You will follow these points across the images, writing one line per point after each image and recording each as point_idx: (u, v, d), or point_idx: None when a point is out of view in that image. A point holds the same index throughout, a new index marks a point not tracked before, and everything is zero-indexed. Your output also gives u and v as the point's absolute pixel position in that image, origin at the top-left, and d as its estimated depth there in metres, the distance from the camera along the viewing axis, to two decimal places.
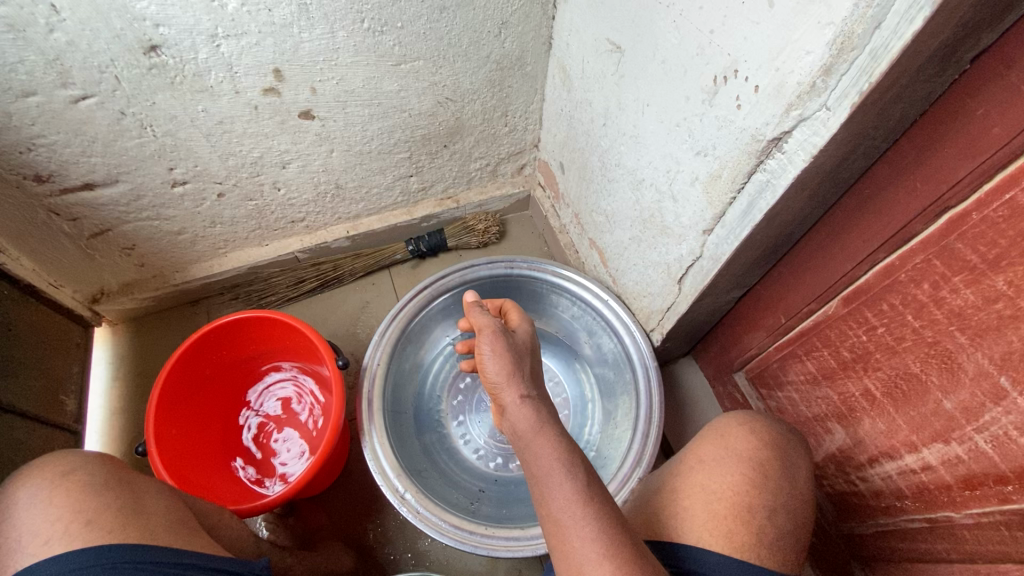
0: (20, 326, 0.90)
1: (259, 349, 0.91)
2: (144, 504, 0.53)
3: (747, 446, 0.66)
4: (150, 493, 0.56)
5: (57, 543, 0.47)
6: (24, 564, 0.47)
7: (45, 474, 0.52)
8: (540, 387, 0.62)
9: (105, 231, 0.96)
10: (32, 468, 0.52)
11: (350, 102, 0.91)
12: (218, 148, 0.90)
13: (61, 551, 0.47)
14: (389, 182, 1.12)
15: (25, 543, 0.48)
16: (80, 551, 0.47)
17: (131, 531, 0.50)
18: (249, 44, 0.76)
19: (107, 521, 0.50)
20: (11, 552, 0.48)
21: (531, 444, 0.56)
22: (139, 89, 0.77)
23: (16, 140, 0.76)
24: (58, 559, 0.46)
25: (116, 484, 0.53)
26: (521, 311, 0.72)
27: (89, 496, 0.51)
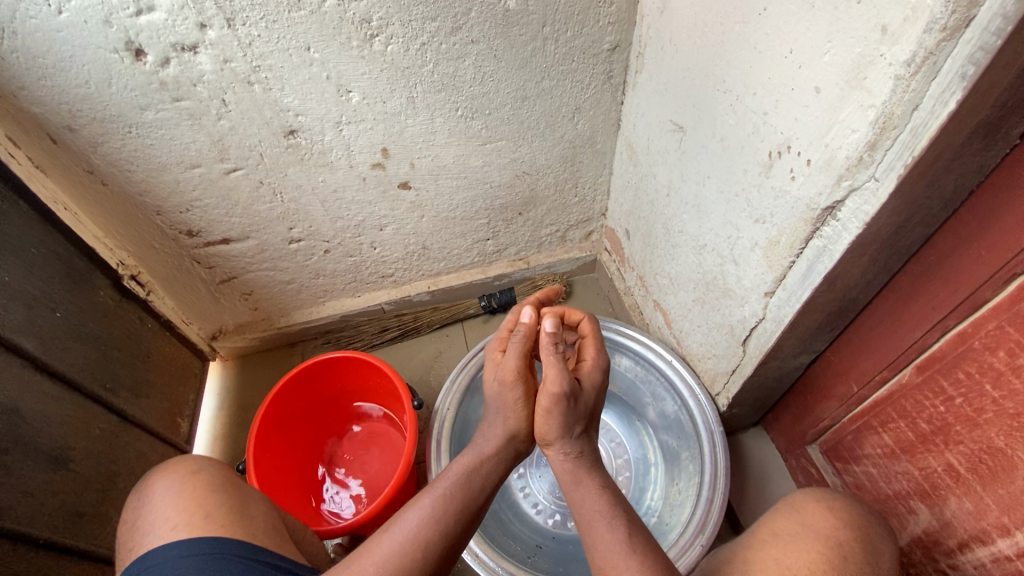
0: (155, 354, 1.07)
1: (348, 388, 1.02)
2: (248, 510, 0.62)
3: (827, 525, 0.62)
4: (253, 501, 0.64)
5: (182, 529, 0.56)
6: (153, 544, 0.55)
7: (178, 475, 0.63)
8: (584, 445, 0.70)
9: (232, 278, 1.13)
10: (170, 469, 0.64)
11: (441, 175, 1.05)
12: (330, 212, 1.06)
13: (186, 536, 0.55)
14: (468, 244, 1.23)
15: (156, 527, 0.57)
16: (199, 538, 0.55)
17: (238, 528, 0.58)
18: (364, 128, 0.93)
19: (221, 518, 0.58)
20: (144, 534, 0.57)
21: (576, 493, 0.66)
22: (276, 163, 0.94)
23: (180, 202, 0.95)
24: (181, 542, 0.55)
25: (230, 491, 0.63)
26: (596, 349, 0.76)
27: (210, 495, 0.60)
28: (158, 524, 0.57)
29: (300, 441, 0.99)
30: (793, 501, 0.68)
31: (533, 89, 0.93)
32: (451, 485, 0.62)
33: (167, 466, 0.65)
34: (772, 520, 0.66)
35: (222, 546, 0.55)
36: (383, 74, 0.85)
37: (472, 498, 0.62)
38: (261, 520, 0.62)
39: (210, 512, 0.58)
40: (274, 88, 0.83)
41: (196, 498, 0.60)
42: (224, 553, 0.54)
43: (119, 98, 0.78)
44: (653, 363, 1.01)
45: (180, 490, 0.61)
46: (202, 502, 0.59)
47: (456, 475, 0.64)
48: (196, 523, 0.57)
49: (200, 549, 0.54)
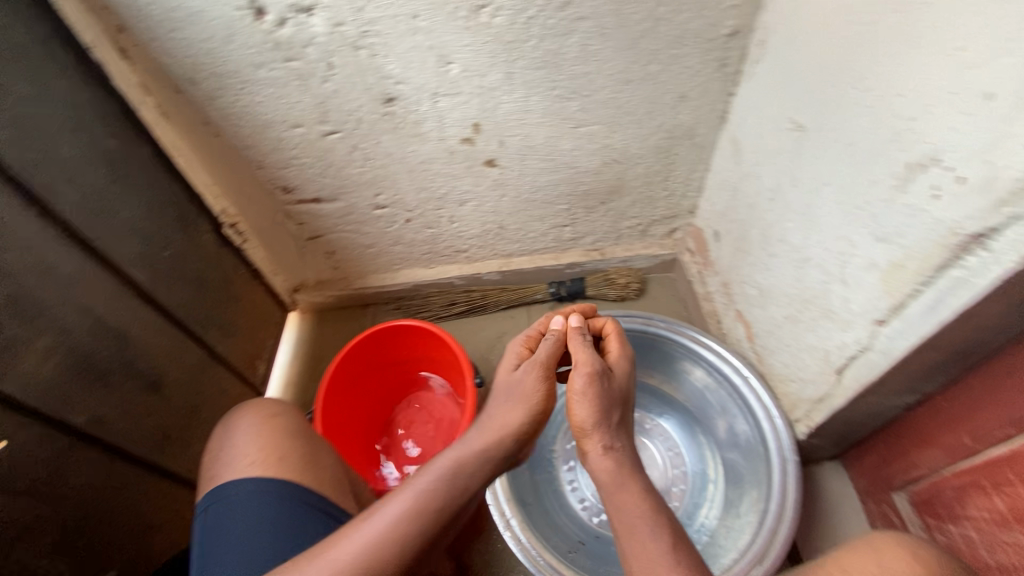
0: (244, 299, 1.14)
1: (414, 356, 1.04)
2: (316, 458, 0.64)
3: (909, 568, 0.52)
4: (321, 450, 0.67)
5: (256, 467, 0.59)
6: (229, 476, 0.59)
7: (255, 413, 0.66)
8: (620, 437, 0.70)
9: (317, 237, 1.18)
10: (247, 407, 0.67)
11: (528, 155, 1.03)
12: (415, 182, 1.07)
13: (258, 475, 0.58)
14: (545, 229, 1.21)
15: (233, 461, 0.60)
16: (270, 479, 0.58)
17: (309, 472, 0.61)
18: (460, 102, 0.92)
19: (291, 462, 0.61)
20: (222, 465, 0.60)
21: (616, 494, 0.64)
22: (370, 129, 0.96)
23: (279, 159, 1.00)
24: (254, 479, 0.58)
25: (301, 431, 0.66)
26: (620, 348, 0.79)
27: (283, 438, 0.63)
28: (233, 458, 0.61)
29: (365, 400, 1.03)
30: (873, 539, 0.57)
31: (637, 72, 0.88)
32: (430, 483, 0.58)
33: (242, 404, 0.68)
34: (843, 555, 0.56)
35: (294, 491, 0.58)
36: (485, 47, 0.83)
37: (455, 499, 0.59)
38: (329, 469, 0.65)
39: (282, 451, 0.61)
40: (379, 55, 0.83)
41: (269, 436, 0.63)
42: (297, 499, 0.57)
43: (237, 54, 0.82)
44: (727, 377, 0.95)
45: (254, 426, 0.64)
46: (272, 441, 0.62)
47: (436, 473, 0.60)
48: (269, 463, 0.60)
49: (274, 490, 0.57)
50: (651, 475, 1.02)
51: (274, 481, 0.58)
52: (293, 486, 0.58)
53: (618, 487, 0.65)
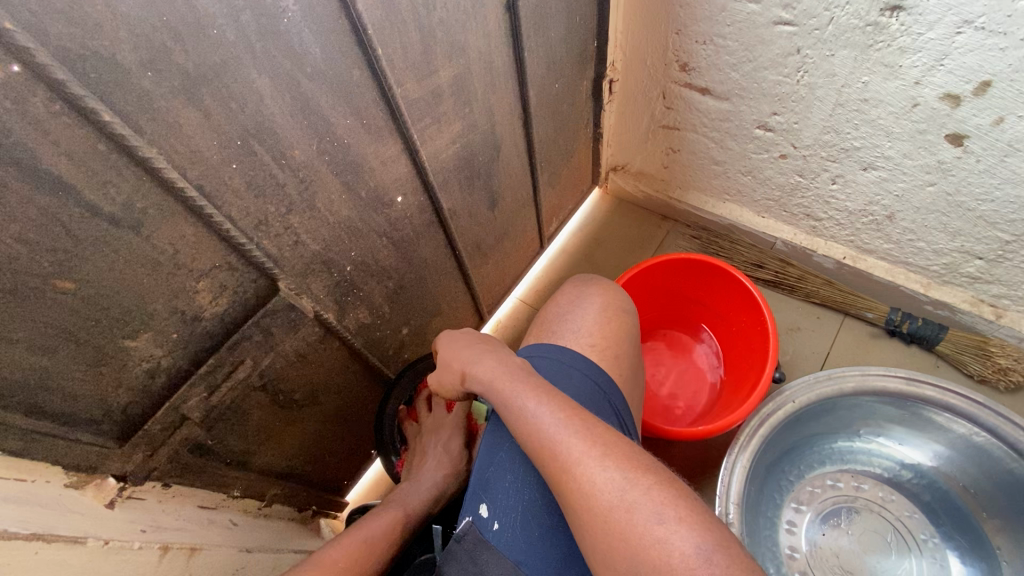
0: (576, 156, 1.13)
1: (710, 305, 0.96)
2: (631, 373, 0.62)
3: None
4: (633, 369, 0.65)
5: (591, 351, 0.59)
6: (565, 342, 0.60)
7: (598, 296, 0.67)
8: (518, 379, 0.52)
9: (674, 129, 1.07)
10: (596, 291, 0.67)
11: (1021, 154, 0.73)
12: (834, 120, 0.85)
13: (591, 360, 0.58)
14: (945, 248, 0.91)
15: (572, 332, 0.61)
16: (599, 370, 0.57)
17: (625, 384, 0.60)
18: (992, 46, 0.66)
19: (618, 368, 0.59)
20: (562, 329, 0.62)
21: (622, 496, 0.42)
22: (835, 37, 0.76)
23: (703, 31, 0.87)
24: (588, 361, 0.58)
25: (633, 343, 0.65)
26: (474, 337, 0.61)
27: (617, 341, 0.62)
28: (576, 330, 0.62)
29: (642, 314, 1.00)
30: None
31: None
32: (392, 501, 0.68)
33: (588, 283, 0.69)
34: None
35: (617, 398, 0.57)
36: None
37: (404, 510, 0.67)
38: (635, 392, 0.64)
39: (614, 353, 0.61)
40: None
41: (610, 331, 0.62)
42: (621, 415, 0.56)
43: None
44: None
45: (600, 312, 0.64)
46: (613, 338, 0.62)
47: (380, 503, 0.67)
48: (605, 358, 0.60)
49: (605, 386, 0.56)
50: None
51: (609, 378, 0.57)
52: (620, 398, 0.57)
53: (559, 473, 0.45)
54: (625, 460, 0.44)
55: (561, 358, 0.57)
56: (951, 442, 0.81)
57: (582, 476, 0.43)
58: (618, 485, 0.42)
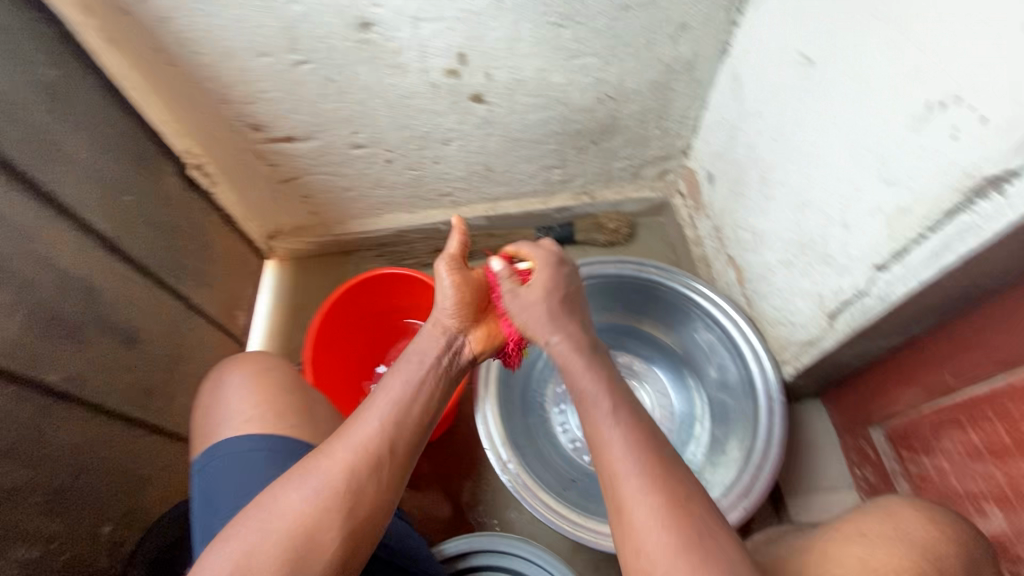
0: (215, 246, 1.08)
1: (400, 307, 1.01)
2: (315, 411, 0.63)
3: (925, 533, 0.50)
4: (320, 403, 0.65)
5: (255, 425, 0.57)
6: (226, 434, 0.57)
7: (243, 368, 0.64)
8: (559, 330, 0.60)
9: (292, 179, 1.11)
10: (236, 361, 0.64)
11: (518, 91, 0.97)
12: (395, 118, 1.00)
13: (257, 433, 0.57)
14: (534, 171, 1.17)
15: (229, 417, 0.58)
16: (269, 436, 0.56)
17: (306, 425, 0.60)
18: (443, 28, 0.84)
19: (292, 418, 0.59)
20: (219, 423, 0.58)
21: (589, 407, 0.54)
22: (346, 60, 0.88)
23: (245, 92, 0.91)
24: (253, 437, 0.56)
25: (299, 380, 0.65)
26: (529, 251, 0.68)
27: (278, 395, 0.61)
28: (230, 413, 0.58)
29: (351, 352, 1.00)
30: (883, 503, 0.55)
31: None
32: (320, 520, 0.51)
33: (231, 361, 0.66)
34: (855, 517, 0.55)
35: (299, 447, 0.57)
36: None
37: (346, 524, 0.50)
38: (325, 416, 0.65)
39: (280, 406, 0.60)
40: None
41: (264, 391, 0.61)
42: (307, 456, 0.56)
43: None
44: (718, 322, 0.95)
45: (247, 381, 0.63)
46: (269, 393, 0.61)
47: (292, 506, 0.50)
48: (269, 418, 0.58)
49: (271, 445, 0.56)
50: None
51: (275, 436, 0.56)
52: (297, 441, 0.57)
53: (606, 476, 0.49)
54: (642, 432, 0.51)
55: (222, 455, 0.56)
56: (608, 297, 1.07)
57: (597, 423, 0.52)
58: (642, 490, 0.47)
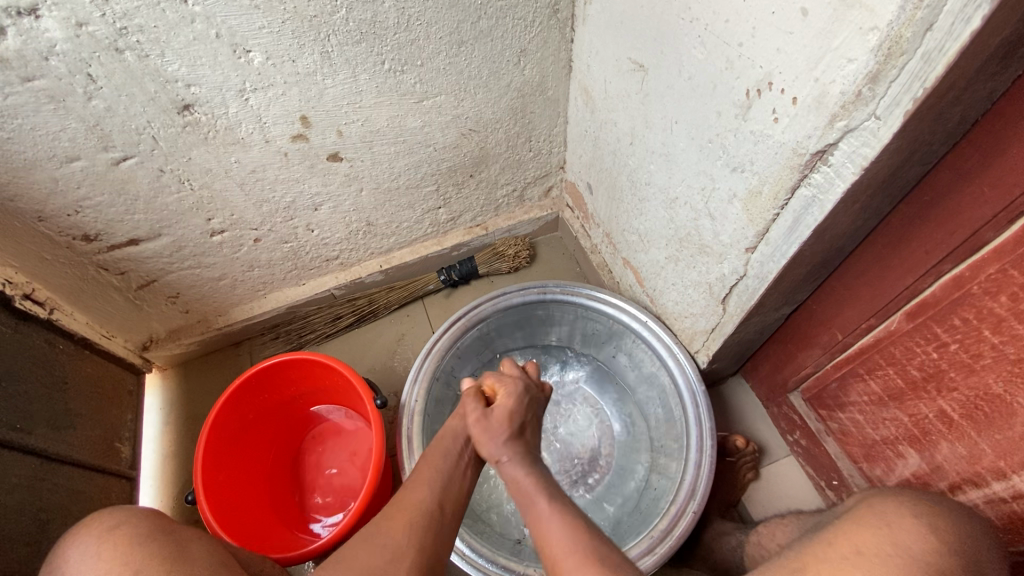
0: (75, 379, 0.94)
1: (302, 392, 0.90)
2: (189, 551, 0.54)
3: (925, 547, 0.49)
4: (195, 539, 0.56)
5: None
6: None
7: (99, 529, 0.53)
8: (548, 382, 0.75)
9: (151, 282, 0.99)
10: (81, 526, 0.54)
11: (376, 142, 0.93)
12: (251, 195, 0.92)
13: None
14: (418, 216, 1.12)
15: None
16: None
17: None
18: (276, 95, 0.79)
19: (155, 571, 0.50)
20: None
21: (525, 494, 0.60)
22: (175, 146, 0.80)
23: (64, 204, 0.80)
24: None
25: (164, 524, 0.56)
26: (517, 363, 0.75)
27: (136, 548, 0.52)
28: None
29: (255, 457, 0.88)
30: (878, 509, 0.55)
31: (469, 31, 0.81)
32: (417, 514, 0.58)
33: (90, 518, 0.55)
34: (850, 530, 0.54)
35: None
36: (286, 26, 0.71)
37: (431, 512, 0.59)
38: (216, 562, 0.54)
39: (143, 559, 0.51)
40: (151, 54, 0.68)
41: (135, 542, 0.52)
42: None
43: None
44: (630, 324, 0.95)
45: (107, 535, 0.52)
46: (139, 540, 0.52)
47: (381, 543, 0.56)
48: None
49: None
50: (580, 439, 1.03)
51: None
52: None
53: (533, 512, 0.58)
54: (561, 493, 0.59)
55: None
56: (520, 326, 1.04)
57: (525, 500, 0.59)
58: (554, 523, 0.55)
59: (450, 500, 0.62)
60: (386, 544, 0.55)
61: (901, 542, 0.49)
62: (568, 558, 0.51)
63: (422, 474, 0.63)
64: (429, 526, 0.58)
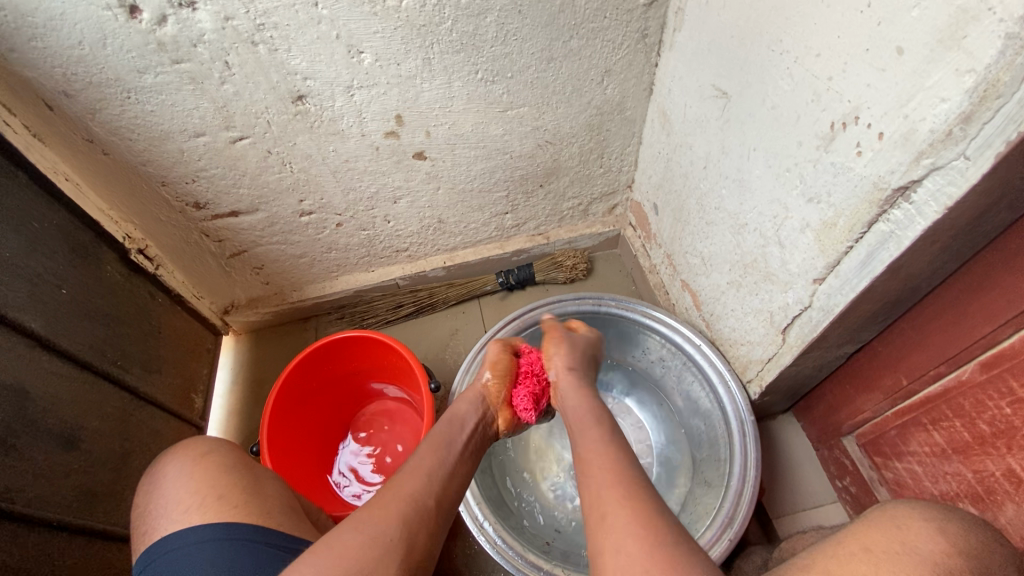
0: (167, 330, 1.05)
1: (363, 368, 0.97)
2: (262, 488, 0.60)
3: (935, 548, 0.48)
4: (268, 479, 0.62)
5: (194, 513, 0.54)
6: (167, 530, 0.54)
7: (188, 455, 0.60)
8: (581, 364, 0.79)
9: (242, 252, 1.09)
10: (176, 450, 0.61)
11: (458, 145, 0.99)
12: (341, 183, 1.00)
13: (196, 523, 0.53)
14: (486, 219, 1.18)
15: (169, 511, 0.55)
16: (211, 524, 0.53)
17: (254, 508, 0.56)
18: (377, 93, 0.86)
19: (234, 498, 0.56)
20: (158, 518, 0.55)
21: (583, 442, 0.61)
22: (284, 131, 0.89)
23: (184, 172, 0.91)
24: (194, 529, 0.52)
25: (242, 460, 0.62)
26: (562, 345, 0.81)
27: (220, 476, 0.58)
28: (169, 507, 0.55)
29: (313, 423, 0.94)
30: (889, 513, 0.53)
31: (560, 49, 0.86)
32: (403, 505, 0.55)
33: (181, 445, 0.63)
34: (860, 530, 0.53)
35: (246, 528, 0.53)
36: (397, 33, 0.78)
37: (418, 506, 0.56)
38: (278, 504, 0.59)
39: (224, 487, 0.57)
40: (280, 49, 0.77)
41: (213, 469, 0.59)
42: (261, 547, 0.52)
43: (114, 60, 0.73)
44: (684, 344, 0.95)
45: (193, 460, 0.60)
46: (219, 469, 0.59)
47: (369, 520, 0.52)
48: (213, 501, 0.55)
49: (208, 533, 0.52)
50: None
51: (217, 523, 0.53)
52: (247, 530, 0.53)
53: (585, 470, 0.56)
54: (611, 451, 0.58)
55: (155, 557, 0.52)
56: None
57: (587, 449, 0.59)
58: (609, 479, 0.53)
59: (442, 490, 0.59)
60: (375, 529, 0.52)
61: (912, 541, 0.49)
62: (628, 514, 0.49)
63: (418, 464, 0.62)
64: (418, 518, 0.55)
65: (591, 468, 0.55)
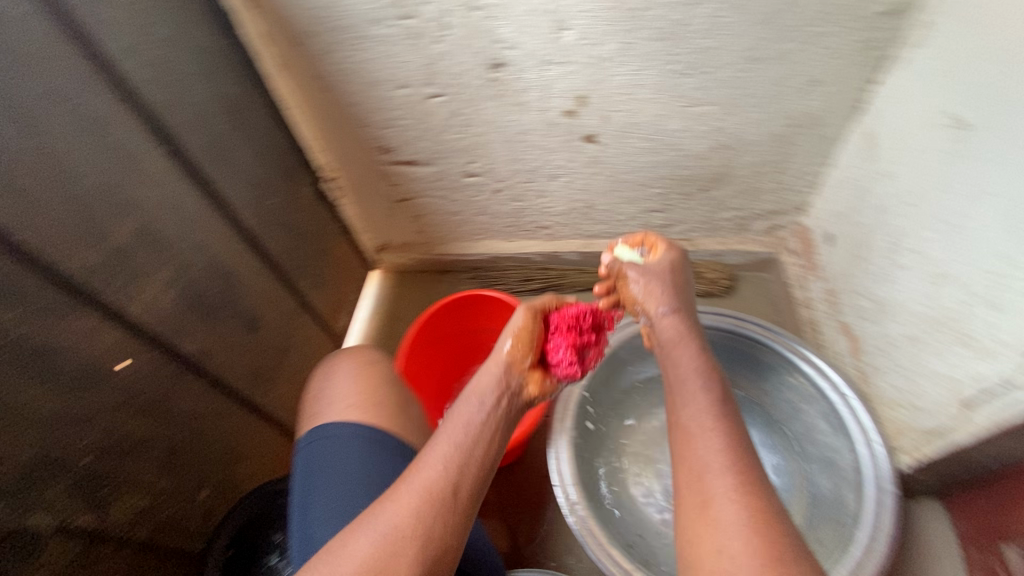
0: (333, 254, 1.19)
1: (490, 328, 1.02)
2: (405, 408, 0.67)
3: None
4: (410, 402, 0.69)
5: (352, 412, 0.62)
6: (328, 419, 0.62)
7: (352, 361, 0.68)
8: (687, 312, 0.66)
9: (407, 200, 1.20)
10: (343, 353, 0.70)
11: (631, 134, 0.98)
12: (509, 152, 1.05)
13: (353, 421, 0.61)
14: (635, 213, 1.16)
15: (333, 403, 0.63)
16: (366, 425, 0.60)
17: (398, 424, 0.63)
18: (569, 71, 0.88)
19: (385, 410, 0.63)
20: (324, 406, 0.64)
21: (688, 435, 0.52)
22: (473, 95, 0.95)
23: (381, 119, 1.01)
24: (351, 425, 0.60)
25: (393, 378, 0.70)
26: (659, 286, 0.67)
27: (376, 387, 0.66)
28: (333, 400, 0.64)
29: (436, 366, 1.02)
30: None
31: (769, 50, 0.81)
32: (417, 487, 0.47)
33: (343, 351, 0.72)
34: None
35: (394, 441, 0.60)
36: (606, 14, 0.79)
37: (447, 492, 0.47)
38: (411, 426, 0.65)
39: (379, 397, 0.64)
40: (493, 17, 0.82)
41: (371, 377, 0.66)
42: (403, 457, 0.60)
43: (355, 11, 0.83)
44: (825, 391, 0.87)
45: (354, 365, 0.68)
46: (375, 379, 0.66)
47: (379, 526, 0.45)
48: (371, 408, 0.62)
49: (364, 431, 0.60)
50: None
51: (374, 426, 0.61)
52: (394, 440, 0.61)
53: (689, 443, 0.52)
54: (734, 427, 0.52)
55: (318, 437, 0.61)
56: None
57: (697, 445, 0.51)
58: (725, 460, 0.49)
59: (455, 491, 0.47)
60: (388, 528, 0.45)
61: None
62: (732, 526, 0.45)
63: (438, 446, 0.50)
64: (433, 508, 0.46)
65: (697, 468, 0.49)
